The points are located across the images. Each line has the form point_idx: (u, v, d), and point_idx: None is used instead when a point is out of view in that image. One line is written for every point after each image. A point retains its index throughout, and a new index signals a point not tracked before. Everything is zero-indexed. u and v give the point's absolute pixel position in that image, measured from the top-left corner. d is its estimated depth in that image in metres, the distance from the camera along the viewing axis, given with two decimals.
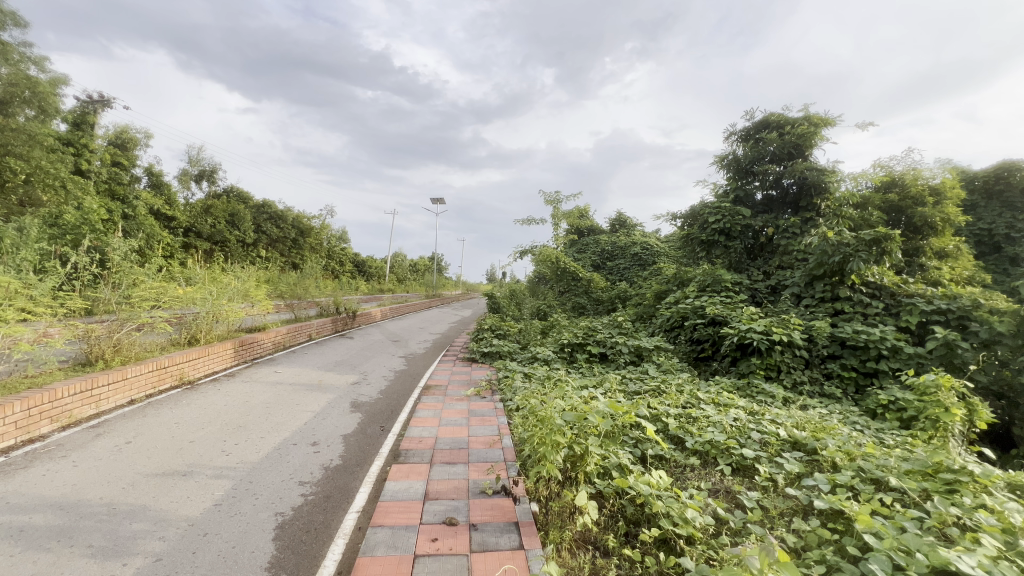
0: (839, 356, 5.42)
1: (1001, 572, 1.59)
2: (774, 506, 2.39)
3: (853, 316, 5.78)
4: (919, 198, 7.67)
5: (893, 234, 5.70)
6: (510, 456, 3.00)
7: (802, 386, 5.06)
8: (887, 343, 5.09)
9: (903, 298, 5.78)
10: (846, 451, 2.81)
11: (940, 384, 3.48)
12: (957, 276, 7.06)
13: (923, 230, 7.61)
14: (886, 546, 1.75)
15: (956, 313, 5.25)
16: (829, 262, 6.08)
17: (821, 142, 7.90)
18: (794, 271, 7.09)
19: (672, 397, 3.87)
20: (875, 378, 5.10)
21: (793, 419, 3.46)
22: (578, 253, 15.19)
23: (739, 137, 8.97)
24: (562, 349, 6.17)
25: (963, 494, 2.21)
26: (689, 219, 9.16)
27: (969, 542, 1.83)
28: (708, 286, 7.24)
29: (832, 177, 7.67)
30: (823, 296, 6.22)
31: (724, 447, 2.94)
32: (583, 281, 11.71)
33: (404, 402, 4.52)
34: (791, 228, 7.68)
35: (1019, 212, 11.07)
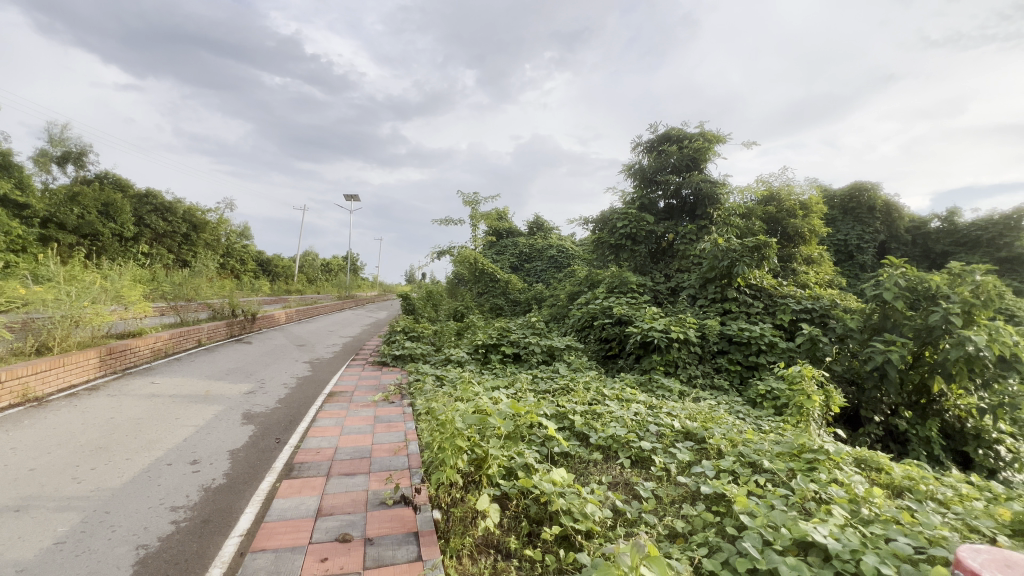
0: (727, 351, 5.97)
1: (846, 537, 1.83)
2: (667, 494, 2.54)
3: (739, 315, 6.41)
4: (791, 211, 8.74)
5: (771, 242, 6.47)
6: (415, 462, 2.89)
7: (695, 379, 5.51)
8: (765, 339, 5.72)
9: (779, 298, 6.51)
10: (729, 438, 3.09)
11: (804, 374, 3.96)
12: (821, 279, 8.13)
13: (794, 239, 8.69)
14: (758, 524, 1.94)
15: (818, 311, 6.02)
16: (719, 266, 6.69)
17: (713, 157, 8.71)
18: (690, 274, 7.71)
19: (579, 394, 4.01)
20: (755, 370, 5.69)
21: (686, 411, 3.74)
22: (496, 255, 15.29)
23: (644, 147, 9.60)
24: (476, 350, 6.15)
25: (820, 471, 2.53)
26: (599, 224, 9.62)
27: (823, 513, 2.09)
28: (616, 287, 7.65)
29: (722, 189, 8.50)
30: (715, 297, 6.83)
31: (625, 440, 3.09)
32: (501, 282, 11.81)
33: (304, 411, 4.21)
34: (688, 234, 8.36)
35: (867, 226, 13.06)
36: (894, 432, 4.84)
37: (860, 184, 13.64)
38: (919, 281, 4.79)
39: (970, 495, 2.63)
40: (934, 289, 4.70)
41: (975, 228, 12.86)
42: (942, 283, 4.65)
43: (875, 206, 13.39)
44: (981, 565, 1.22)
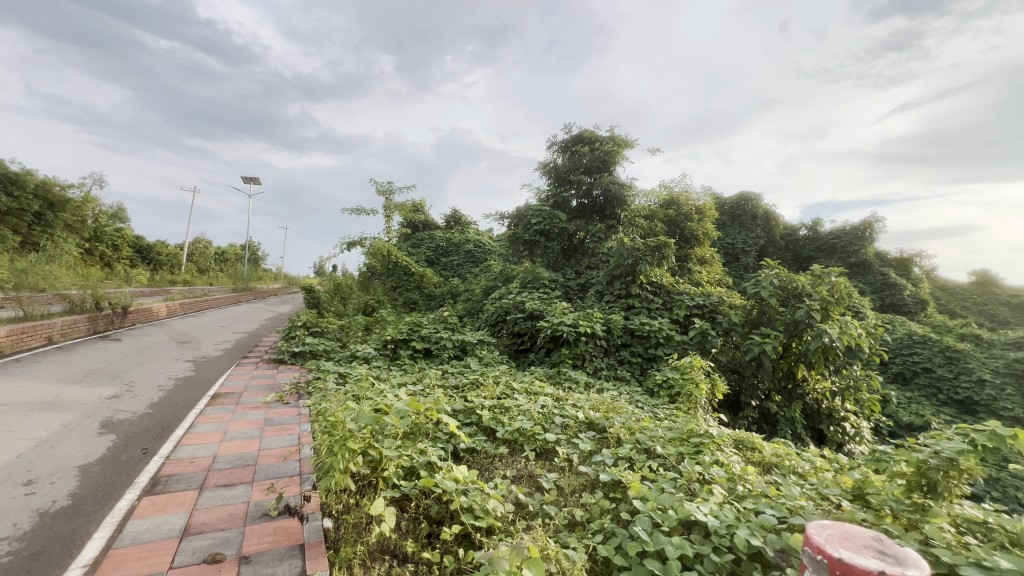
0: (629, 344, 6.32)
1: (723, 514, 2.01)
2: (568, 484, 2.62)
3: (641, 310, 6.83)
4: (688, 215, 9.52)
5: (670, 242, 6.99)
6: (307, 468, 2.68)
7: (601, 371, 5.78)
8: (662, 333, 6.17)
9: (675, 295, 7.02)
10: (627, 427, 3.26)
11: (694, 365, 4.31)
12: (712, 278, 8.96)
13: (691, 241, 9.48)
14: (648, 507, 2.05)
15: (708, 307, 6.59)
16: (624, 263, 7.12)
17: (622, 160, 9.22)
18: (599, 271, 8.08)
19: (488, 389, 4.00)
20: (654, 362, 6.09)
21: (590, 402, 3.89)
22: (412, 248, 14.89)
23: (559, 147, 9.88)
24: (385, 346, 5.91)
25: (705, 454, 2.76)
26: (514, 220, 9.72)
27: (706, 492, 2.28)
28: (529, 282, 7.79)
29: (629, 191, 9.10)
30: (620, 293, 7.22)
31: (530, 433, 3.14)
32: (415, 276, 11.51)
33: (180, 416, 3.73)
34: (598, 232, 8.79)
35: (750, 232, 14.67)
36: (767, 415, 5.44)
37: (746, 194, 15.25)
38: (789, 280, 5.44)
39: (823, 467, 3.04)
40: (800, 288, 5.36)
41: (833, 235, 14.97)
42: (806, 282, 5.33)
43: (757, 214, 15.07)
44: (825, 540, 1.35)
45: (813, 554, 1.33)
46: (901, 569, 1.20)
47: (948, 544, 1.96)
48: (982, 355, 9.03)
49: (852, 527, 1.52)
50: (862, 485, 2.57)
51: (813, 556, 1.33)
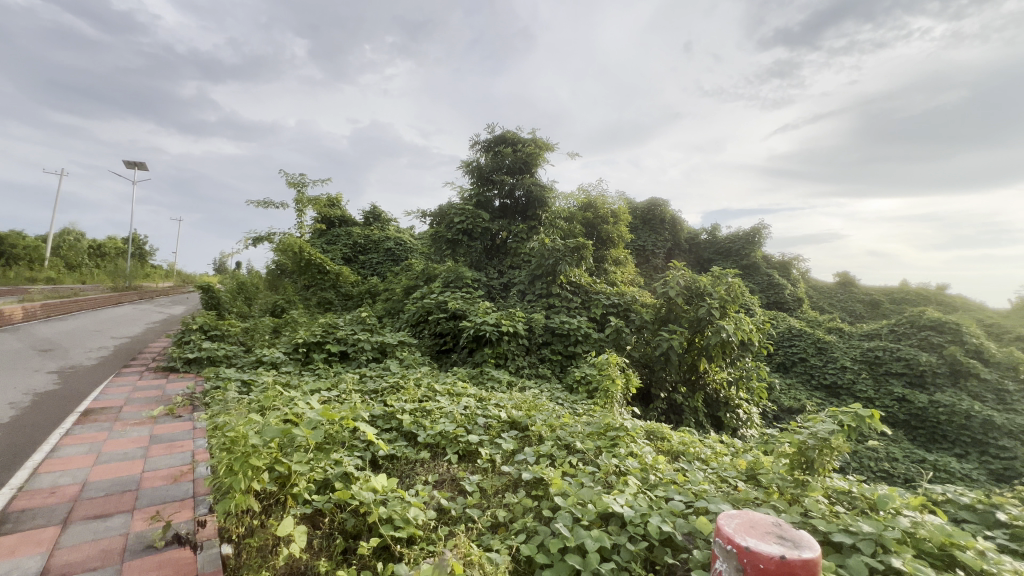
0: (550, 342, 6.47)
1: (638, 504, 2.12)
2: (491, 485, 2.62)
3: (561, 309, 7.03)
4: (605, 218, 9.99)
5: (587, 243, 7.30)
6: (202, 489, 2.41)
7: (522, 369, 5.86)
8: (581, 331, 6.40)
9: (592, 294, 7.32)
10: (549, 424, 3.34)
11: (610, 361, 4.52)
12: (626, 278, 9.47)
13: (607, 242, 9.96)
14: (569, 503, 2.11)
15: (623, 306, 6.95)
16: (545, 264, 7.31)
17: (542, 162, 9.45)
18: (521, 271, 8.20)
19: (409, 392, 3.89)
20: (573, 359, 6.29)
21: (512, 401, 3.93)
22: (327, 245, 14.08)
23: (481, 146, 9.89)
24: (296, 350, 5.51)
25: (620, 446, 2.91)
26: (436, 218, 9.56)
27: (622, 483, 2.40)
28: (451, 281, 7.69)
29: (549, 193, 9.38)
30: (541, 292, 7.39)
31: (452, 436, 3.10)
32: (331, 274, 10.89)
33: (38, 438, 3.18)
34: (520, 233, 8.96)
35: (659, 236, 15.83)
36: (674, 405, 5.85)
37: (656, 199, 16.36)
38: (693, 281, 5.91)
39: (721, 452, 3.34)
40: (702, 287, 5.85)
41: (729, 240, 16.57)
42: (707, 283, 5.83)
43: (665, 219, 16.25)
44: (735, 529, 1.40)
45: (724, 544, 1.38)
46: (799, 552, 1.29)
47: (822, 514, 2.24)
48: (844, 346, 10.50)
49: (755, 512, 1.61)
50: (754, 466, 2.86)
51: (723, 546, 1.38)
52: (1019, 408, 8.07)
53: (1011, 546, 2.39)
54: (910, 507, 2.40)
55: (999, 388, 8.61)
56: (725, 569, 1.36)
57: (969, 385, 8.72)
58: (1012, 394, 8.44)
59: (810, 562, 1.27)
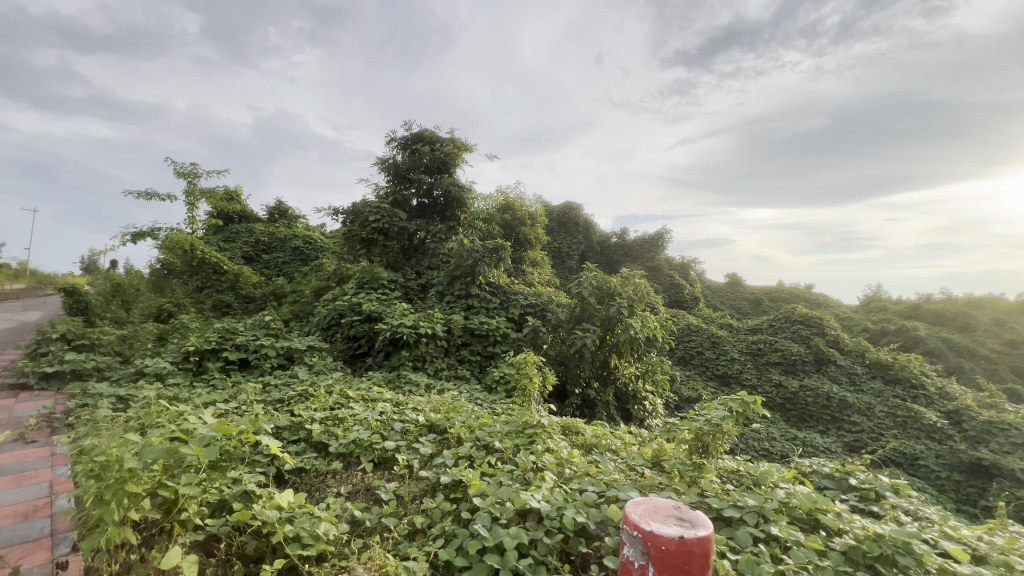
0: (469, 343, 6.46)
1: (553, 498, 2.19)
2: (408, 492, 2.55)
3: (479, 310, 7.06)
4: (522, 220, 10.20)
5: (505, 245, 7.41)
6: (63, 526, 2.08)
7: (441, 371, 5.78)
8: (500, 331, 6.47)
9: (511, 295, 7.42)
10: (468, 425, 3.32)
11: (528, 360, 4.62)
12: (543, 278, 9.74)
13: (524, 244, 10.17)
14: (487, 503, 2.13)
15: (540, 305, 7.14)
16: (464, 264, 7.30)
17: (461, 163, 9.42)
18: (439, 272, 8.11)
19: (320, 400, 3.66)
20: (492, 359, 6.33)
21: (431, 404, 3.85)
22: (224, 242, 12.83)
23: (398, 143, 9.62)
24: (186, 359, 4.94)
25: (538, 443, 2.98)
26: (349, 216, 9.12)
27: (539, 479, 2.47)
28: (366, 282, 7.36)
29: (468, 194, 9.37)
30: (460, 293, 7.36)
31: (367, 443, 2.99)
32: (229, 275, 9.94)
33: None
34: (438, 233, 8.86)
35: (573, 239, 16.55)
36: (588, 400, 6.11)
37: (570, 203, 17.04)
38: (605, 282, 6.25)
39: (630, 442, 3.56)
40: (613, 288, 6.21)
41: (636, 243, 17.72)
42: (616, 283, 6.18)
43: (579, 223, 16.99)
44: (640, 515, 1.49)
45: (631, 531, 1.46)
46: (695, 531, 1.42)
47: (715, 492, 2.49)
48: (733, 340, 11.71)
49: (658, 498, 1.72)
50: (659, 453, 3.09)
51: (629, 532, 1.46)
52: (866, 388, 9.57)
53: (861, 506, 2.83)
54: (785, 479, 2.75)
55: (851, 372, 10.14)
56: (632, 554, 1.44)
57: (829, 370, 10.16)
58: (861, 376, 9.99)
59: (704, 539, 1.40)
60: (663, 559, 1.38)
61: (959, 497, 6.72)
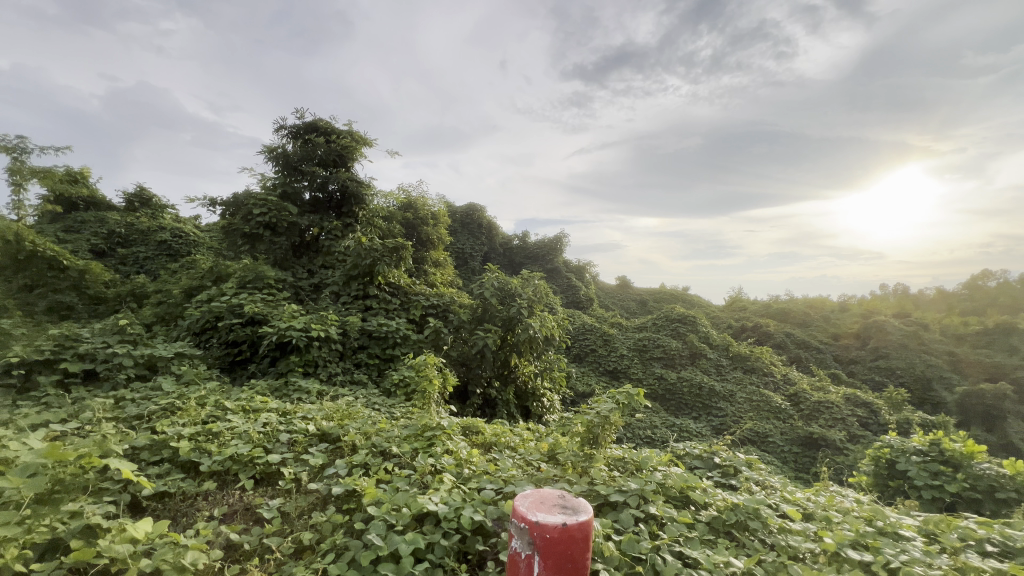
0: (366, 346, 6.18)
1: (452, 499, 2.19)
2: (295, 507, 2.38)
3: (378, 311, 6.80)
4: (425, 220, 10.02)
5: (406, 244, 7.23)
6: None
7: (335, 377, 5.46)
8: (400, 333, 6.29)
9: (412, 295, 7.25)
10: (363, 432, 3.17)
11: (428, 362, 4.55)
12: (445, 279, 9.67)
13: (427, 244, 10.00)
14: (382, 510, 2.07)
15: (442, 306, 7.09)
16: (362, 264, 6.98)
17: (359, 157, 9.01)
18: (334, 271, 7.65)
19: (189, 413, 3.24)
20: (391, 362, 6.13)
21: (323, 411, 3.61)
22: (65, 233, 10.80)
23: (288, 132, 8.90)
24: (7, 373, 4.07)
25: (437, 445, 2.95)
26: (228, 208, 8.24)
27: (438, 481, 2.45)
28: (249, 281, 6.67)
29: (367, 190, 8.99)
30: (357, 294, 7.02)
31: (248, 458, 2.72)
32: (70, 272, 8.38)
33: None
34: (334, 230, 8.38)
35: (476, 240, 16.63)
36: (489, 400, 6.18)
37: (474, 205, 17.15)
38: (506, 282, 6.38)
39: (527, 439, 3.68)
40: (513, 289, 6.36)
41: (537, 246, 18.36)
42: (517, 284, 6.35)
43: (482, 224, 17.16)
44: (527, 507, 1.54)
45: (518, 523, 1.50)
46: (577, 517, 1.50)
47: (603, 480, 2.67)
48: (622, 338, 12.66)
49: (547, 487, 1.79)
50: (554, 447, 3.24)
51: (517, 525, 1.51)
52: (729, 377, 10.95)
53: (722, 480, 3.24)
54: (663, 462, 3.05)
55: (718, 364, 11.55)
56: (519, 545, 1.49)
57: (701, 363, 11.45)
58: (725, 367, 11.40)
59: (584, 524, 1.49)
60: (547, 548, 1.45)
61: (797, 466, 7.99)
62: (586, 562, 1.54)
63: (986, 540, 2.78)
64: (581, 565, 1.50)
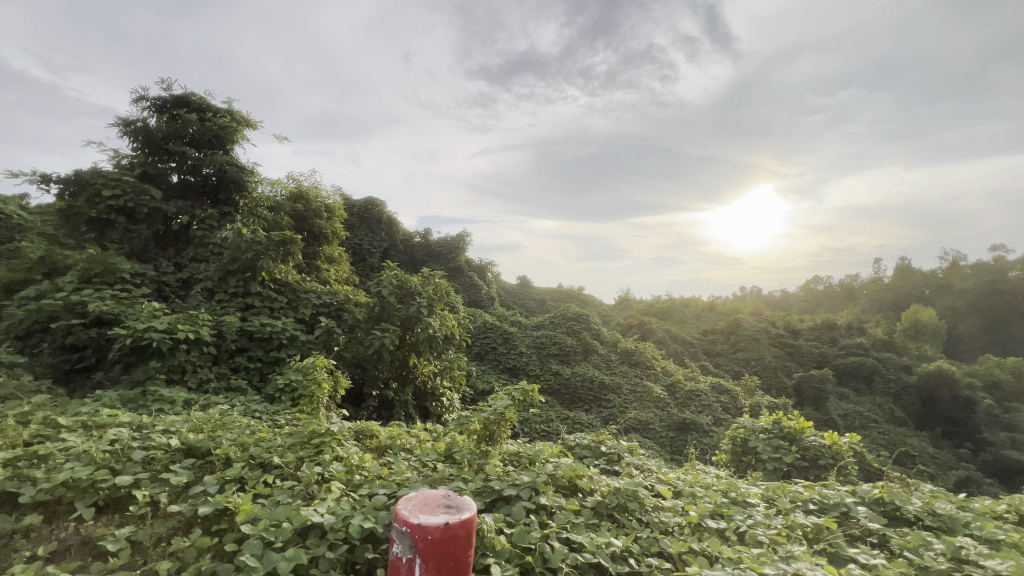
0: (247, 348, 5.62)
1: (341, 508, 2.09)
2: (151, 535, 2.08)
3: (261, 310, 6.20)
4: (317, 212, 9.36)
5: (295, 238, 6.70)
6: None
7: (207, 383, 4.87)
8: (287, 333, 5.79)
9: (302, 293, 6.73)
10: (239, 443, 2.87)
11: (317, 364, 4.24)
12: (339, 276, 9.13)
13: (319, 238, 9.36)
14: (259, 528, 1.90)
15: (335, 305, 6.69)
16: (242, 257, 6.31)
17: (241, 140, 8.14)
18: (209, 265, 6.82)
19: (4, 435, 2.65)
20: (276, 365, 5.64)
21: (190, 422, 3.20)
22: None
23: (150, 103, 7.71)
24: None
25: (325, 452, 2.78)
26: (68, 186, 6.76)
27: (325, 491, 2.30)
28: (95, 275, 5.67)
29: (250, 177, 8.17)
30: (235, 291, 6.32)
31: (88, 483, 2.32)
32: None
33: None
34: (208, 219, 7.47)
35: (375, 235, 15.94)
36: (386, 401, 5.98)
37: (373, 199, 16.45)
38: (405, 280, 6.21)
39: (424, 439, 3.62)
40: (413, 287, 6.21)
41: (438, 244, 18.13)
42: (417, 283, 6.21)
43: (382, 219, 16.51)
44: (411, 510, 1.51)
45: (399, 527, 1.47)
46: (458, 515, 1.52)
47: (498, 475, 2.73)
48: (522, 336, 13.03)
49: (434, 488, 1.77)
50: (450, 446, 3.22)
51: (399, 529, 1.47)
52: (617, 371, 11.83)
53: (607, 467, 3.50)
54: (554, 454, 3.19)
55: (608, 359, 12.41)
56: (400, 550, 1.46)
57: (593, 358, 12.21)
58: (614, 362, 12.31)
59: (466, 521, 1.51)
60: (430, 548, 1.44)
61: (672, 449, 8.92)
62: (469, 559, 1.56)
63: (809, 501, 3.35)
64: (463, 563, 1.51)
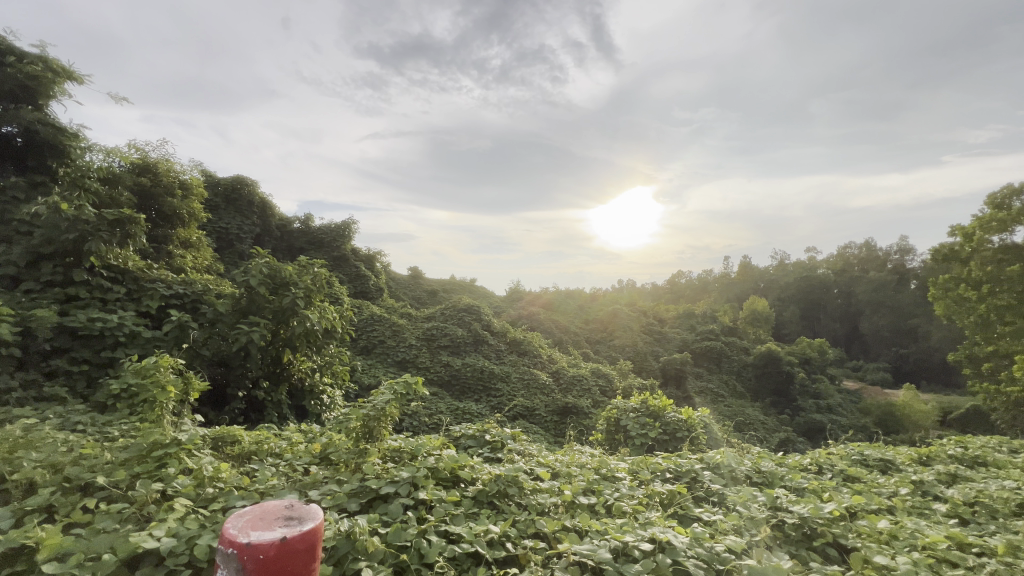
0: (68, 349, 4.68)
1: (185, 528, 1.83)
2: None
3: (89, 303, 5.19)
4: (169, 189, 8.06)
5: (136, 217, 5.68)
6: None
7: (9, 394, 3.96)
8: (124, 329, 4.93)
9: (145, 282, 5.77)
10: (50, 463, 2.37)
11: (161, 364, 3.66)
12: (197, 264, 8.02)
13: (171, 219, 8.09)
14: (71, 563, 1.59)
15: (189, 297, 5.87)
16: (60, 239, 5.19)
17: (60, 96, 6.67)
18: (12, 246, 5.51)
19: None
20: (109, 367, 4.79)
21: None
22: None
23: None
24: None
25: (169, 465, 2.43)
26: None
27: (166, 511, 2.01)
28: None
29: (73, 141, 6.74)
30: (51, 279, 5.20)
31: None
32: None
33: None
34: (11, 189, 6.03)
35: (245, 219, 14.28)
36: (254, 403, 5.49)
37: (242, 177, 14.68)
38: (277, 269, 5.65)
39: (295, 441, 3.36)
40: (287, 277, 5.67)
41: (321, 230, 16.85)
42: (292, 272, 5.69)
43: (253, 201, 14.81)
44: (241, 528, 1.35)
45: (224, 550, 1.32)
46: (299, 527, 1.40)
47: (376, 473, 2.62)
48: (411, 328, 12.72)
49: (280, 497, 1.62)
50: (325, 446, 3.03)
51: (224, 552, 1.32)
52: (506, 361, 12.16)
53: (490, 456, 3.57)
54: (436, 446, 3.17)
55: (497, 350, 12.68)
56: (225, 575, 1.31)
57: (483, 349, 12.37)
58: (503, 352, 12.61)
59: (308, 533, 1.40)
60: (260, 570, 1.30)
61: (556, 432, 9.45)
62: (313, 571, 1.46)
63: (666, 470, 3.77)
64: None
